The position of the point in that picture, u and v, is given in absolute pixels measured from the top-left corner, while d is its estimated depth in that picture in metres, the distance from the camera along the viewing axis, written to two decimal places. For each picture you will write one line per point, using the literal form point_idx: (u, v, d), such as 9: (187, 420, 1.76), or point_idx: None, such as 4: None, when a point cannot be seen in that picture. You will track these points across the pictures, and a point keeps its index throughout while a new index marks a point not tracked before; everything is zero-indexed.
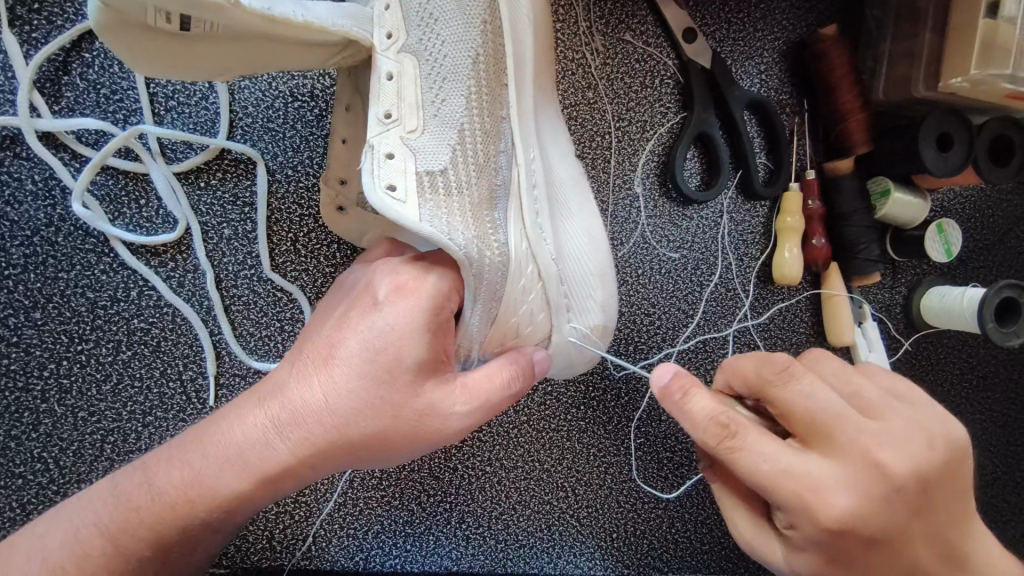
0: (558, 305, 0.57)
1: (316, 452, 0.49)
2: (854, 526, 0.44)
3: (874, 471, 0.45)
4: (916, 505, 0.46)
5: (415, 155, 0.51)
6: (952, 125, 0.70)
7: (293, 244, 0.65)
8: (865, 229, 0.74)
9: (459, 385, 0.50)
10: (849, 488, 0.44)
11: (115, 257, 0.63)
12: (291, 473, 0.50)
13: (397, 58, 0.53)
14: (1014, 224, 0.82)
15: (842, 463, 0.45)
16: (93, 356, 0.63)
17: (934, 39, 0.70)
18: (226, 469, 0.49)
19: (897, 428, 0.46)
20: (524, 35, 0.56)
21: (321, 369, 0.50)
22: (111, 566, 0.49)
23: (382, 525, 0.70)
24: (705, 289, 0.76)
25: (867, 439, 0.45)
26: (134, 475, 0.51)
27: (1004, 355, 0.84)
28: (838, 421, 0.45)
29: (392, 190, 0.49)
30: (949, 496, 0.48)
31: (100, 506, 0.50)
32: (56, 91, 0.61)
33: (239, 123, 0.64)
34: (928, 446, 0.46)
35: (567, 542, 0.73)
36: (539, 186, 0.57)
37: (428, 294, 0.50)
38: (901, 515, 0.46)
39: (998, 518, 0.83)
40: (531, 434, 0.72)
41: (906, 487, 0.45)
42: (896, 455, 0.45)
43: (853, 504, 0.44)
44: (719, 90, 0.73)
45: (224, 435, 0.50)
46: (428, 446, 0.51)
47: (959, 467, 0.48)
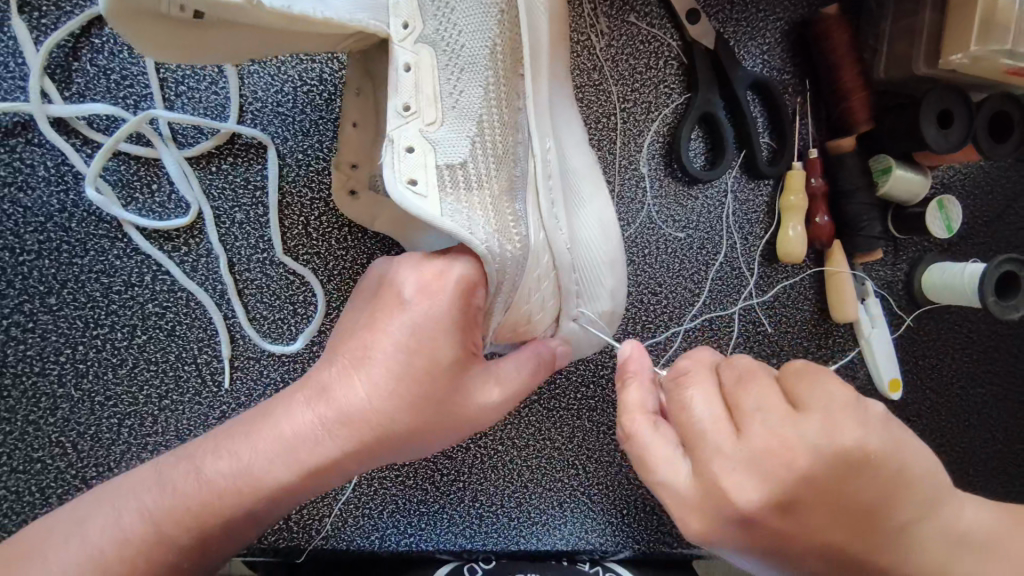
0: (569, 292, 0.57)
1: (362, 445, 0.51)
2: (711, 539, 0.42)
3: (716, 500, 0.41)
4: (784, 529, 0.40)
5: (435, 148, 0.52)
6: (953, 101, 0.71)
7: (304, 227, 0.65)
8: (868, 206, 0.75)
9: (494, 376, 0.54)
10: (694, 509, 0.42)
11: (128, 243, 0.63)
12: (337, 468, 0.51)
13: (413, 48, 0.53)
14: (1012, 201, 0.84)
15: (697, 483, 0.41)
16: (108, 341, 0.63)
17: (934, 18, 0.71)
18: (275, 462, 0.50)
19: (759, 451, 0.40)
20: (540, 21, 0.56)
21: (360, 365, 0.50)
22: (156, 551, 0.49)
23: (397, 504, 0.71)
24: (711, 267, 0.77)
25: (722, 465, 0.40)
26: (180, 464, 0.51)
27: (1003, 330, 0.86)
28: (699, 438, 0.42)
29: (413, 184, 0.50)
30: (843, 514, 0.40)
31: (144, 493, 0.50)
32: (67, 77, 0.62)
33: (248, 107, 0.65)
34: (788, 468, 0.39)
35: (578, 519, 0.74)
36: (552, 173, 0.57)
37: (455, 285, 0.51)
38: (763, 538, 0.41)
39: (999, 488, 0.85)
40: (542, 413, 0.73)
41: (758, 518, 0.40)
42: (743, 481, 0.40)
43: (699, 521, 0.42)
44: (723, 71, 0.74)
45: (270, 427, 0.51)
46: (466, 430, 0.55)
47: (844, 483, 0.40)
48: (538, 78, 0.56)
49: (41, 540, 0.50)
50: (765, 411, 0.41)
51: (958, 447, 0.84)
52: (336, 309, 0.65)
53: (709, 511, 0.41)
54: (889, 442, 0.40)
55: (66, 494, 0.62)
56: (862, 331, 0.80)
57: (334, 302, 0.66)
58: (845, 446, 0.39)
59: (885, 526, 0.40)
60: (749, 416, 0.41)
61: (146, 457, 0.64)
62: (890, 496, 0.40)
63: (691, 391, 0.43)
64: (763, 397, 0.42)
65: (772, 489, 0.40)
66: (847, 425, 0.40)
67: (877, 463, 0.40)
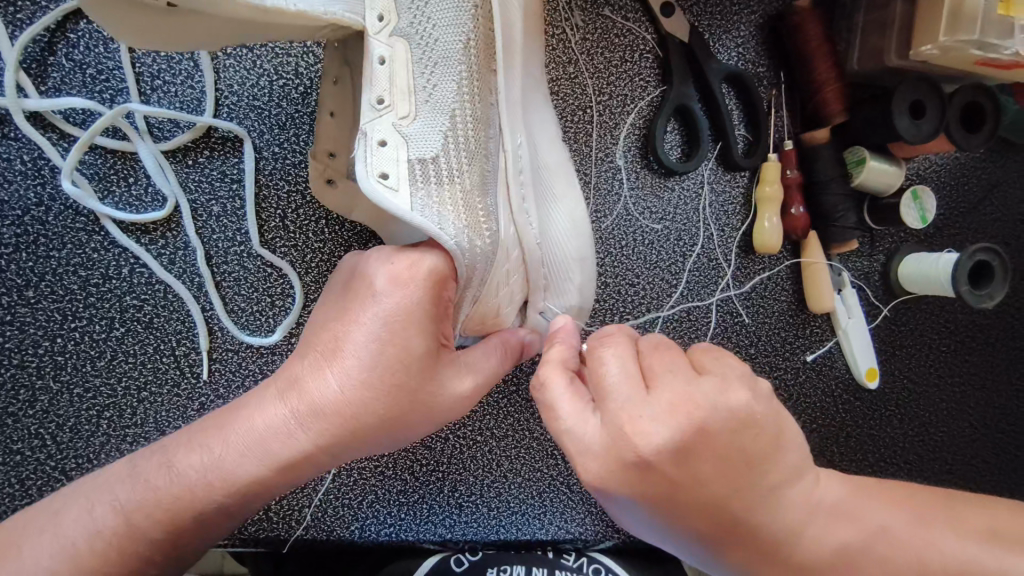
0: (537, 284, 0.58)
1: (334, 438, 0.51)
2: (610, 485, 0.44)
3: (622, 446, 0.42)
4: (676, 477, 0.43)
5: (407, 142, 0.51)
6: (926, 92, 0.72)
7: (281, 220, 0.66)
8: (842, 197, 0.76)
9: (465, 367, 0.54)
10: (598, 452, 0.43)
11: (105, 235, 0.64)
12: (311, 461, 0.52)
13: (389, 41, 0.52)
14: (987, 192, 0.84)
15: (606, 432, 0.43)
16: (86, 334, 0.64)
17: (904, 10, 0.72)
18: (247, 456, 0.50)
19: (665, 403, 0.43)
20: (515, 16, 0.54)
21: (332, 359, 0.50)
22: (126, 543, 0.50)
23: (376, 494, 0.72)
24: (688, 259, 0.78)
25: (629, 413, 0.43)
26: (154, 456, 0.52)
27: (980, 319, 0.86)
28: (612, 392, 0.44)
29: (384, 178, 0.49)
30: (726, 468, 0.43)
31: (117, 485, 0.51)
32: (42, 72, 0.62)
33: (224, 101, 0.65)
34: (689, 420, 0.42)
35: (558, 509, 0.74)
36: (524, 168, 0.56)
37: (426, 277, 0.50)
38: (659, 486, 0.43)
39: (976, 476, 0.86)
40: (521, 403, 0.74)
41: (656, 464, 0.42)
42: (652, 428, 0.42)
43: (604, 468, 0.43)
44: (697, 63, 0.75)
45: (242, 420, 0.52)
46: (437, 422, 0.55)
47: (734, 440, 0.43)
48: (511, 62, 0.54)
49: (15, 530, 0.51)
50: (671, 370, 0.44)
51: (937, 435, 0.85)
52: (313, 301, 0.66)
53: (613, 454, 0.43)
54: (772, 410, 0.44)
55: (46, 485, 0.63)
56: (839, 322, 0.81)
57: (312, 294, 0.66)
58: (737, 407, 0.43)
59: (760, 482, 0.44)
60: (658, 376, 0.44)
61: (125, 449, 0.64)
62: (768, 455, 0.44)
63: (607, 352, 0.46)
64: (672, 361, 0.45)
65: (676, 436, 0.42)
66: (740, 390, 0.44)
67: (762, 425, 0.43)
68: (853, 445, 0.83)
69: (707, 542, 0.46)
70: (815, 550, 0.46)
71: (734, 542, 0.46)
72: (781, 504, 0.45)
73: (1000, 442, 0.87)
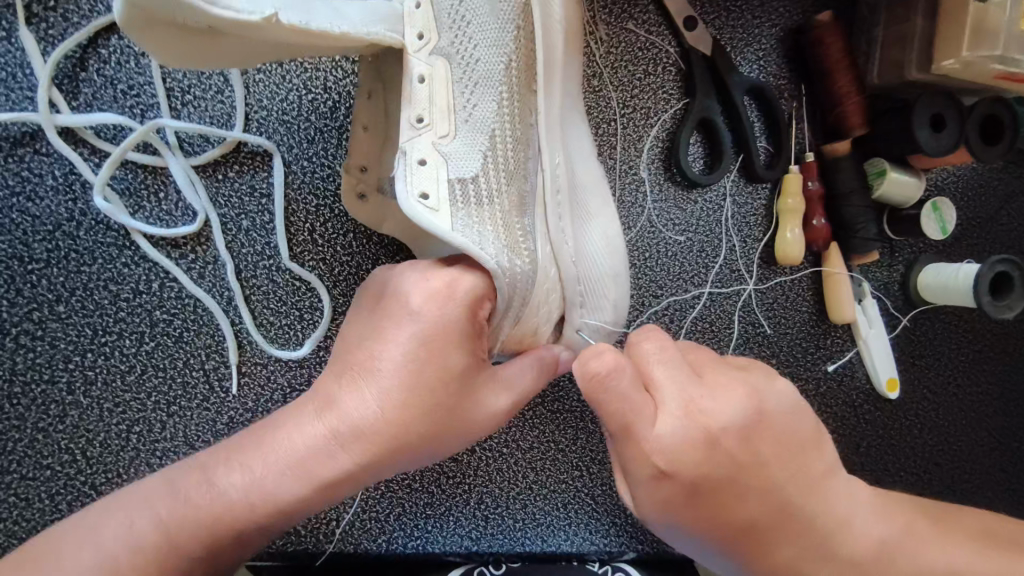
0: (573, 302, 0.58)
1: (376, 455, 0.50)
2: (682, 467, 0.45)
3: (696, 420, 0.45)
4: (741, 456, 0.46)
5: (447, 162, 0.52)
6: (944, 105, 0.73)
7: (310, 234, 0.66)
8: (863, 208, 0.77)
9: (502, 382, 0.55)
10: (674, 426, 0.45)
11: (136, 250, 0.64)
12: (351, 479, 0.51)
13: (428, 60, 0.53)
14: (1004, 202, 0.85)
15: (681, 415, 0.45)
16: (117, 348, 0.64)
17: (925, 23, 0.73)
18: (286, 476, 0.50)
19: (723, 385, 0.47)
20: (556, 38, 0.54)
21: (368, 377, 0.51)
22: (169, 562, 0.49)
23: (403, 507, 0.72)
24: (710, 270, 0.78)
25: (695, 391, 0.46)
26: (191, 475, 0.51)
27: (998, 328, 0.87)
28: (669, 371, 0.46)
29: (425, 198, 0.50)
30: (781, 449, 0.47)
31: (161, 506, 0.50)
32: (74, 88, 0.62)
33: (254, 116, 0.65)
34: (746, 398, 0.47)
35: (583, 520, 0.74)
36: (564, 189, 0.57)
37: (466, 299, 0.51)
38: (724, 465, 0.45)
39: (995, 487, 0.87)
40: (546, 415, 0.74)
41: (721, 438, 0.45)
42: (721, 406, 0.45)
43: (679, 444, 0.44)
44: (720, 76, 0.76)
45: (277, 438, 0.51)
46: (472, 440, 0.55)
47: (786, 423, 0.48)
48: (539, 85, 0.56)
49: (56, 547, 0.50)
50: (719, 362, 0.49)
51: (955, 445, 0.85)
52: (341, 315, 0.66)
53: (687, 434, 0.45)
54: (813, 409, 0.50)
55: (76, 501, 0.63)
56: (860, 332, 0.81)
57: (340, 308, 0.67)
58: (787, 394, 0.48)
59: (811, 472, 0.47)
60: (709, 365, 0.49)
61: (155, 463, 0.64)
62: (815, 447, 0.48)
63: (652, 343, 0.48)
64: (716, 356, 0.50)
65: (737, 412, 0.46)
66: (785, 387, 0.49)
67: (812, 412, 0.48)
68: (874, 455, 0.83)
69: (759, 541, 0.47)
70: (859, 544, 0.47)
71: (784, 539, 0.47)
72: (831, 497, 0.48)
73: (1018, 451, 0.88)
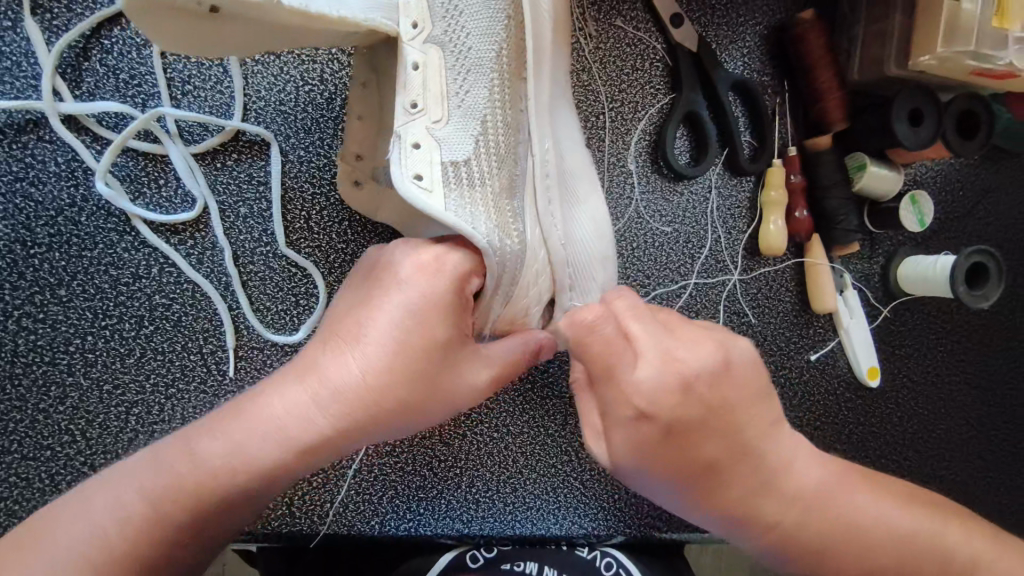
0: (562, 284, 0.60)
1: (360, 421, 0.51)
2: (656, 412, 0.47)
3: (670, 369, 0.48)
4: (709, 404, 0.48)
5: (441, 146, 0.54)
6: (923, 100, 0.76)
7: (306, 221, 0.68)
8: (843, 201, 0.79)
9: (483, 356, 0.56)
10: (650, 374, 0.47)
11: (136, 236, 0.65)
12: (333, 445, 0.52)
13: (423, 47, 0.55)
14: (980, 197, 0.88)
15: (659, 365, 0.48)
16: (117, 331, 0.65)
17: (902, 21, 0.75)
18: (271, 441, 0.50)
19: (694, 338, 0.49)
20: (545, 28, 0.56)
21: (353, 344, 0.52)
22: (155, 533, 0.49)
23: (397, 490, 0.73)
24: (696, 260, 0.80)
25: (671, 343, 0.49)
26: (174, 445, 0.50)
27: (975, 319, 0.90)
28: (647, 326, 0.49)
29: (419, 180, 0.52)
30: (744, 398, 0.49)
31: (145, 477, 0.49)
32: (77, 76, 0.64)
33: (252, 106, 0.67)
34: (716, 351, 0.49)
35: (572, 504, 0.76)
36: (550, 180, 0.59)
37: (452, 272, 0.53)
38: (694, 411, 0.48)
39: (973, 474, 0.89)
40: (536, 401, 0.76)
41: (693, 386, 0.48)
42: (694, 357, 0.48)
43: (654, 390, 0.47)
44: (705, 72, 0.78)
45: (262, 403, 0.51)
46: (450, 410, 0.57)
47: (750, 374, 0.50)
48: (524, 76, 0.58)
49: (42, 524, 0.49)
50: (690, 320, 0.52)
51: (934, 433, 0.88)
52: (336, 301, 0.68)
53: (662, 382, 0.47)
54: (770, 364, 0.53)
55: (76, 480, 0.64)
56: (841, 322, 0.84)
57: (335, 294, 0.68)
58: (750, 348, 0.51)
59: (768, 419, 0.50)
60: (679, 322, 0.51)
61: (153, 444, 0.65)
62: (771, 396, 0.51)
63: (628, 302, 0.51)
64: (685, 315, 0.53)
65: (708, 363, 0.48)
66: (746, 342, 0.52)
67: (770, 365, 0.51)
68: (856, 442, 0.85)
69: (718, 485, 0.49)
70: (802, 486, 0.50)
71: (742, 482, 0.49)
72: (784, 442, 0.50)
73: (995, 440, 0.90)
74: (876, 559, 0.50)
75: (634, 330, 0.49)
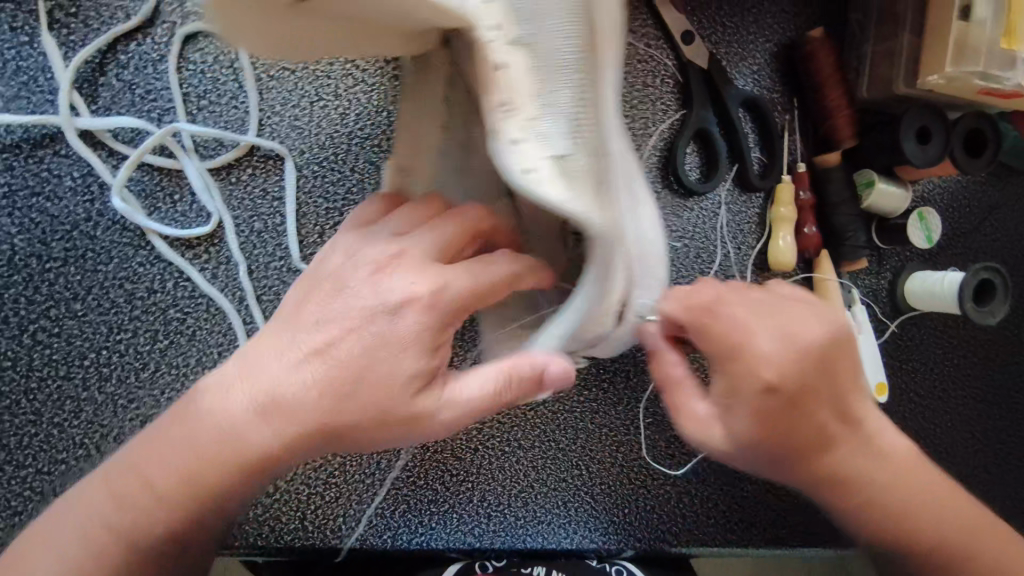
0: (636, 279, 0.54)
1: (303, 431, 0.47)
2: (784, 389, 0.50)
3: (789, 344, 0.51)
4: (823, 378, 0.52)
5: (543, 138, 0.45)
6: (930, 119, 0.77)
7: (320, 236, 0.68)
8: (852, 218, 0.80)
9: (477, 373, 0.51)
10: (773, 351, 0.50)
11: (151, 250, 0.66)
12: (279, 455, 0.48)
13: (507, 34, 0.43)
14: (986, 213, 0.88)
15: (777, 340, 0.50)
16: (131, 346, 0.65)
17: (911, 40, 0.76)
18: (213, 452, 0.48)
19: (798, 311, 0.53)
20: None
21: (295, 350, 0.48)
22: (110, 549, 0.49)
23: (408, 504, 0.73)
24: (706, 276, 0.81)
25: (783, 320, 0.52)
26: (124, 461, 0.50)
27: (981, 334, 0.90)
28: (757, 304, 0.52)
29: (534, 175, 0.44)
30: (848, 367, 0.53)
31: (99, 496, 0.49)
32: (93, 91, 0.65)
33: (267, 121, 0.67)
34: (823, 323, 0.52)
35: (582, 518, 0.76)
36: (628, 174, 0.53)
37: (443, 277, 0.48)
38: (810, 386, 0.51)
39: (981, 488, 0.89)
40: (547, 415, 0.77)
41: (810, 360, 0.51)
42: (807, 329, 0.51)
43: (780, 366, 0.50)
44: (716, 89, 0.79)
45: (201, 410, 0.48)
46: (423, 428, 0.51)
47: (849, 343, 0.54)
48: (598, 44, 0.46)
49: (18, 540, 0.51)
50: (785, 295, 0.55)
51: (941, 448, 0.88)
52: None
53: (785, 356, 0.50)
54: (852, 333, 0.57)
55: None
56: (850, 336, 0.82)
57: None
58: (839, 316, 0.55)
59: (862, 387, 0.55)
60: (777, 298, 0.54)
61: None
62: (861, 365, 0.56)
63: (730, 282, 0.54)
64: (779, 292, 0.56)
65: (818, 336, 0.51)
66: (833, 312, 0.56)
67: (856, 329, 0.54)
68: None
69: (825, 455, 0.54)
70: (893, 447, 0.56)
71: (846, 448, 0.55)
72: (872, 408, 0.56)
73: (1002, 454, 0.91)
74: (955, 508, 0.57)
75: (746, 311, 0.52)
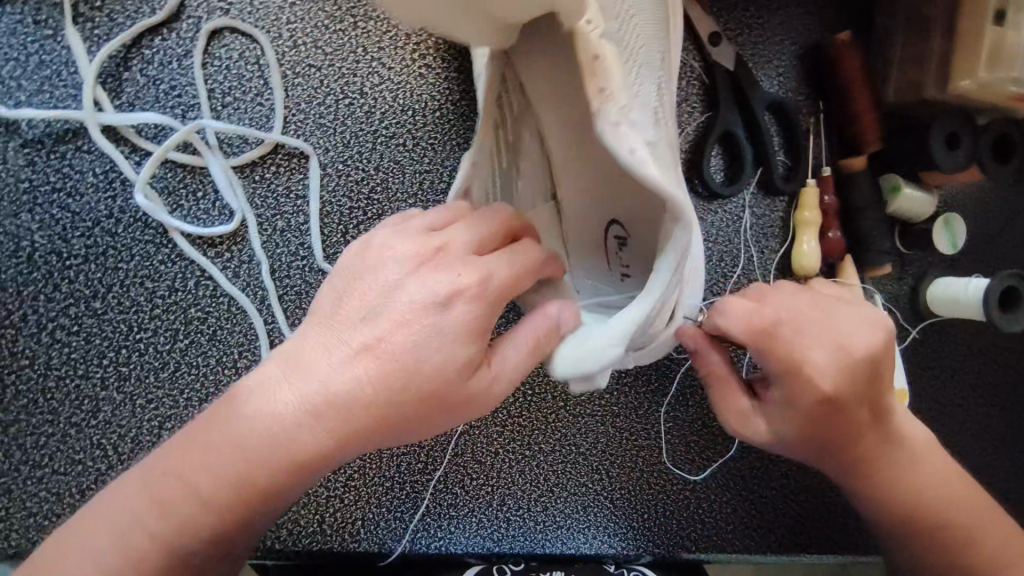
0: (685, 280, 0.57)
1: (352, 432, 0.47)
2: (835, 395, 0.54)
3: (841, 352, 0.54)
4: (868, 382, 0.55)
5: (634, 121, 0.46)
6: (961, 124, 0.76)
7: (343, 234, 0.66)
8: (878, 223, 0.79)
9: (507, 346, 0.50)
10: (828, 362, 0.53)
11: (172, 248, 0.65)
12: (323, 457, 0.48)
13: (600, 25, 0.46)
14: (1011, 219, 0.87)
15: (832, 350, 0.53)
16: (151, 345, 0.65)
17: (942, 45, 0.77)
18: (259, 454, 0.47)
19: (849, 317, 0.55)
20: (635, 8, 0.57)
21: (342, 349, 0.47)
22: (153, 547, 0.49)
23: (428, 507, 0.73)
24: (729, 280, 0.80)
25: (835, 328, 0.54)
26: (163, 461, 0.50)
27: (1004, 342, 0.89)
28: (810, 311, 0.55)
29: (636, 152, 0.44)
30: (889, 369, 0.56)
31: (139, 494, 0.50)
32: (117, 86, 0.65)
33: (292, 118, 0.66)
34: (868, 328, 0.55)
35: (601, 523, 0.75)
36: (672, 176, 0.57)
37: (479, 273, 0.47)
38: (857, 392, 0.54)
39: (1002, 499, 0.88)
40: (569, 419, 0.75)
41: (862, 368, 0.54)
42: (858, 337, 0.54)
43: (833, 376, 0.53)
44: (743, 91, 0.78)
45: (246, 412, 0.48)
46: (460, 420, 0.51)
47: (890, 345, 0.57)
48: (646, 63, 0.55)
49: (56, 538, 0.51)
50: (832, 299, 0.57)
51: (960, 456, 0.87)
52: None
53: (838, 365, 0.53)
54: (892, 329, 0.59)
55: None
56: None
57: None
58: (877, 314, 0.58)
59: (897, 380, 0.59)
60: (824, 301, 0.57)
61: None
62: None
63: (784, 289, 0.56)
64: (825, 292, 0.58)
65: (868, 343, 0.54)
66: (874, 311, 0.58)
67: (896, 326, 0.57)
68: None
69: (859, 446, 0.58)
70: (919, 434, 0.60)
71: (879, 439, 0.59)
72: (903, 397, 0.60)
73: None
74: (973, 491, 0.61)
75: (800, 323, 0.54)
